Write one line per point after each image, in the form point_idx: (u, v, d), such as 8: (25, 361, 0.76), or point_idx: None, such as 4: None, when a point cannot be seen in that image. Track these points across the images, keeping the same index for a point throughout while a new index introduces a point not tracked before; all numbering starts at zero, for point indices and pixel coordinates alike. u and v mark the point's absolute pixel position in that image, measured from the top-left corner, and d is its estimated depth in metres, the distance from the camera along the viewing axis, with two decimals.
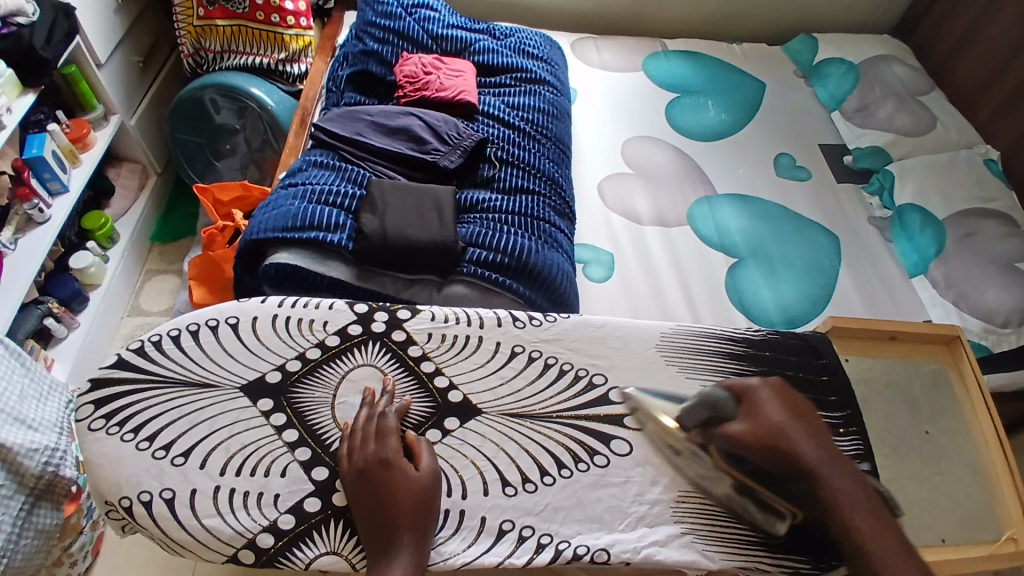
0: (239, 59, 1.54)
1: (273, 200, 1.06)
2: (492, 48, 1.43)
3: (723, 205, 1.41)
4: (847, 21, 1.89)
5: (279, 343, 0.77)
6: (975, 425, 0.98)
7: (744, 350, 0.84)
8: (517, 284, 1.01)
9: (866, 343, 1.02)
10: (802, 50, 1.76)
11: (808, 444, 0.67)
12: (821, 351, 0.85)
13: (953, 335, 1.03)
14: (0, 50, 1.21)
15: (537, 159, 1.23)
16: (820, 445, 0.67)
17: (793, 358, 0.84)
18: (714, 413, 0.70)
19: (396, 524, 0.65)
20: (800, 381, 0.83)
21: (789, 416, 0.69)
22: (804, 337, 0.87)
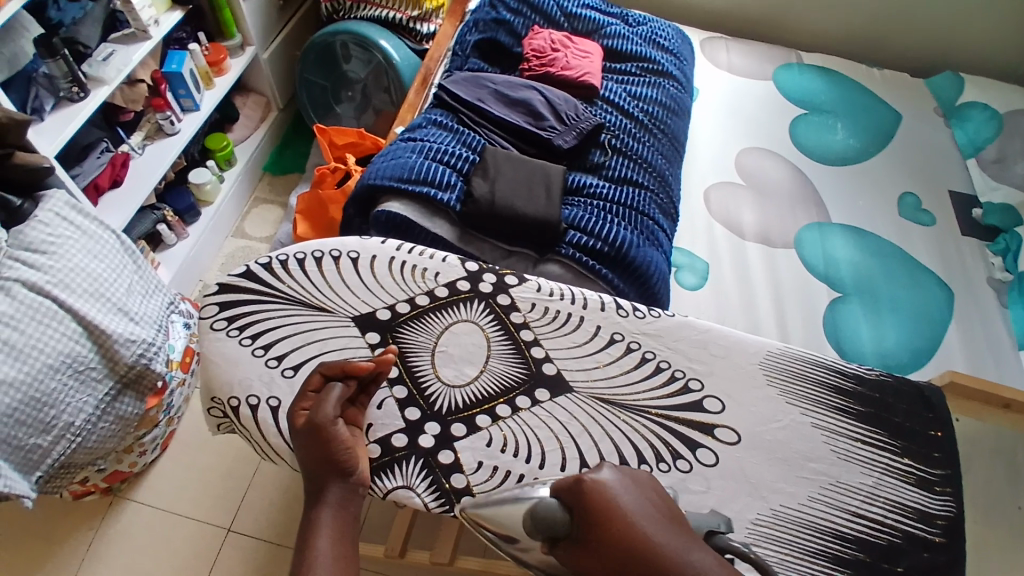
0: (374, 11, 1.60)
1: (392, 150, 1.10)
2: (623, 34, 1.40)
3: (835, 234, 1.33)
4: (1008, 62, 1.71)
5: (392, 285, 0.81)
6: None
7: (852, 387, 0.80)
8: (612, 274, 1.01)
9: (977, 405, 0.92)
10: (945, 87, 1.62)
11: (670, 540, 0.53)
12: (933, 404, 0.80)
13: None
14: None
15: (650, 153, 1.21)
16: (685, 542, 0.53)
17: (902, 405, 0.79)
18: (549, 529, 0.56)
19: (325, 471, 0.65)
20: (904, 429, 0.78)
21: (645, 511, 0.55)
22: (917, 384, 0.81)
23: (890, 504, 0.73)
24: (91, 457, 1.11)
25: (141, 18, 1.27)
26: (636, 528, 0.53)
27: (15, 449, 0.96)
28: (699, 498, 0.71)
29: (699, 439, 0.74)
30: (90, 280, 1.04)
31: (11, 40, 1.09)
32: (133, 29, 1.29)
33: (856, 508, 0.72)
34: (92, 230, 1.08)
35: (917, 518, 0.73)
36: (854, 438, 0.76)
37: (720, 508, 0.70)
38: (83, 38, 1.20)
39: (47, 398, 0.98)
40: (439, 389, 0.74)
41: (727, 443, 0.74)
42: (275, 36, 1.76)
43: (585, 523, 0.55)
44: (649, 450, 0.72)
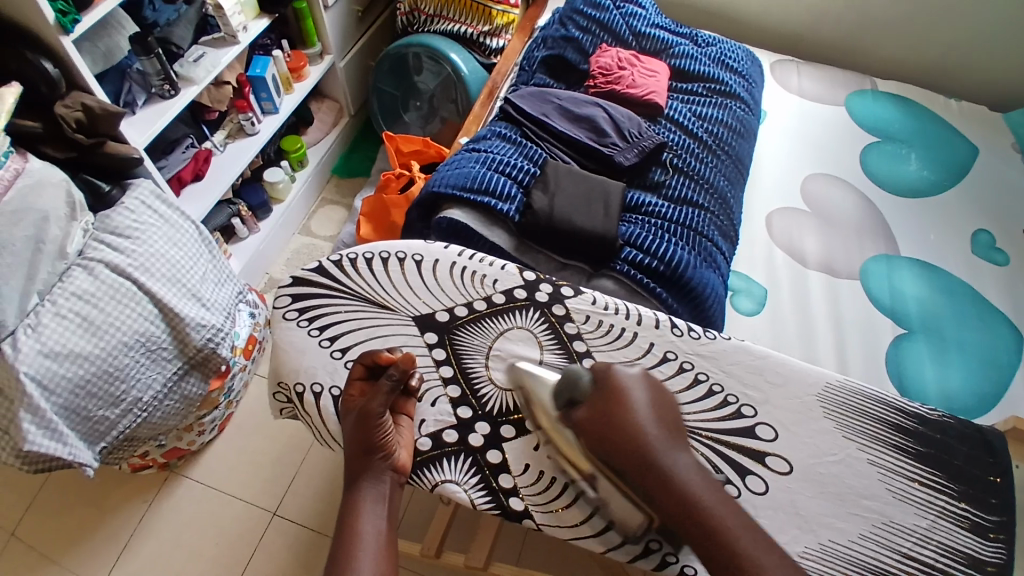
0: (446, 25, 1.66)
1: (457, 159, 1.14)
2: (692, 54, 1.40)
3: (902, 267, 1.28)
4: None
5: (452, 288, 0.84)
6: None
7: (914, 426, 0.76)
8: (666, 293, 1.00)
9: None
10: None
11: (664, 443, 0.63)
12: (996, 449, 0.75)
13: None
14: None
15: (712, 174, 1.20)
16: (679, 450, 0.64)
17: (964, 450, 0.75)
18: (573, 393, 0.68)
19: (364, 460, 0.69)
20: (964, 475, 0.74)
21: (655, 417, 0.65)
22: (980, 428, 0.77)
23: (944, 549, 0.69)
24: (153, 432, 1.19)
25: (231, 24, 1.37)
26: (640, 425, 0.63)
27: (84, 419, 1.03)
28: None
29: (748, 466, 0.72)
30: (168, 265, 1.12)
31: (107, 37, 1.19)
32: (223, 34, 1.39)
33: (908, 550, 0.69)
34: (174, 219, 1.17)
35: (972, 565, 0.69)
36: (911, 477, 0.73)
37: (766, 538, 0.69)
38: (176, 39, 1.29)
39: (118, 373, 1.05)
40: (492, 393, 0.77)
41: (778, 472, 0.72)
42: (352, 46, 1.86)
43: (601, 401, 0.65)
44: None
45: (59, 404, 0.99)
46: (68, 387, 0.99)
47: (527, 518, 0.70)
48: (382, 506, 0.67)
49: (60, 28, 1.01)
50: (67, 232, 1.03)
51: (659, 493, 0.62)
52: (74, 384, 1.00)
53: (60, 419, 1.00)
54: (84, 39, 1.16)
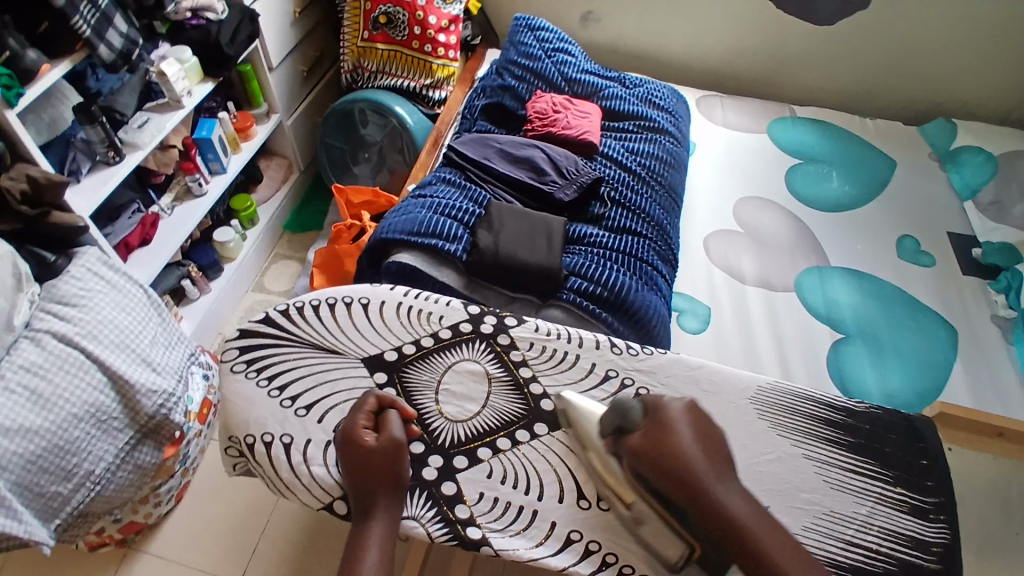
0: (389, 80, 1.73)
1: (403, 206, 1.18)
2: (620, 95, 1.49)
3: (833, 277, 1.36)
4: (1005, 112, 1.73)
5: (399, 328, 0.85)
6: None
7: (843, 419, 0.81)
8: (611, 317, 1.04)
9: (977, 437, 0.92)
10: (940, 133, 1.67)
11: (715, 471, 0.63)
12: (923, 436, 0.80)
13: None
14: (193, 41, 1.43)
15: (647, 204, 1.27)
16: (728, 480, 0.63)
17: (893, 438, 0.80)
18: (623, 424, 0.69)
19: (375, 491, 0.70)
20: (894, 461, 0.78)
21: (705, 444, 0.65)
22: (908, 418, 0.82)
23: (885, 534, 0.73)
24: (109, 506, 1.14)
25: (175, 90, 1.38)
26: (695, 450, 0.63)
27: (38, 495, 0.99)
28: None
29: None
30: (117, 331, 1.10)
31: (51, 107, 1.18)
32: (167, 100, 1.41)
33: (851, 537, 0.73)
34: (122, 285, 1.15)
35: (913, 546, 0.72)
36: (847, 467, 0.77)
37: None
38: (120, 107, 1.29)
39: (71, 446, 1.01)
40: (442, 425, 0.78)
41: None
42: (298, 105, 1.90)
43: (658, 427, 0.66)
44: None
45: (10, 481, 0.95)
46: (19, 463, 0.95)
47: (485, 544, 0.71)
48: (387, 534, 0.68)
49: (5, 102, 1.02)
50: (14, 303, 1.01)
51: (705, 519, 0.61)
52: (24, 459, 0.96)
53: (12, 497, 0.95)
54: (30, 111, 1.15)
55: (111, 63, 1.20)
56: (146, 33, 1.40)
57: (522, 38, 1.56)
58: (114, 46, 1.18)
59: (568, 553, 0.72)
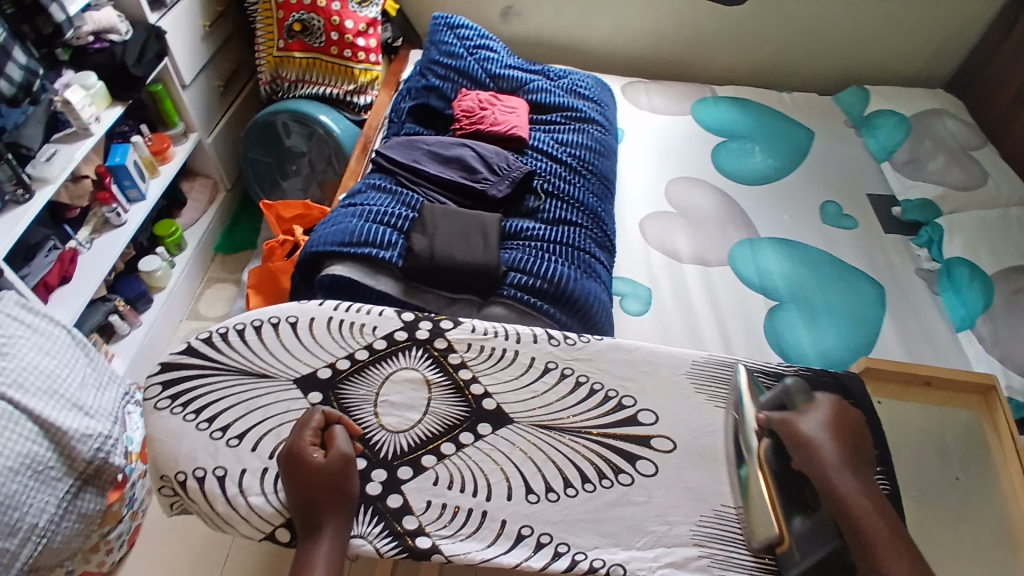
0: (312, 89, 1.68)
1: (333, 217, 1.15)
2: (545, 88, 1.50)
3: (764, 247, 1.42)
4: (907, 72, 1.84)
5: (333, 343, 0.83)
6: (1006, 482, 0.91)
7: (772, 383, 0.86)
8: (553, 308, 1.05)
9: (902, 387, 0.99)
10: (853, 102, 1.75)
11: (842, 467, 0.76)
12: (851, 391, 0.86)
13: (988, 384, 0.99)
14: (96, 65, 1.35)
15: (580, 193, 1.28)
16: (858, 476, 0.75)
17: (823, 395, 0.85)
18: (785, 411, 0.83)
19: (322, 511, 0.69)
20: (828, 418, 0.82)
21: (844, 448, 0.78)
22: (835, 376, 0.88)
23: None
24: (58, 558, 1.06)
25: (82, 117, 1.29)
26: (838, 448, 0.77)
27: None
28: (641, 508, 0.76)
29: (637, 452, 0.79)
30: (42, 377, 1.02)
31: None
32: (73, 128, 1.32)
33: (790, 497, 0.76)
34: (44, 328, 1.08)
35: None
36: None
37: (663, 515, 0.76)
38: (26, 141, 1.21)
39: (7, 502, 0.94)
40: (384, 438, 0.77)
41: (664, 451, 0.80)
42: (217, 122, 1.82)
43: (813, 419, 0.81)
44: (592, 468, 0.77)
45: None
46: None
47: (436, 552, 0.70)
48: (337, 553, 0.68)
49: None
50: None
51: (821, 494, 0.75)
52: None
53: None
54: None
55: (11, 98, 1.19)
56: (47, 62, 1.31)
57: (442, 37, 1.54)
58: (13, 80, 1.18)
59: (521, 549, 0.72)
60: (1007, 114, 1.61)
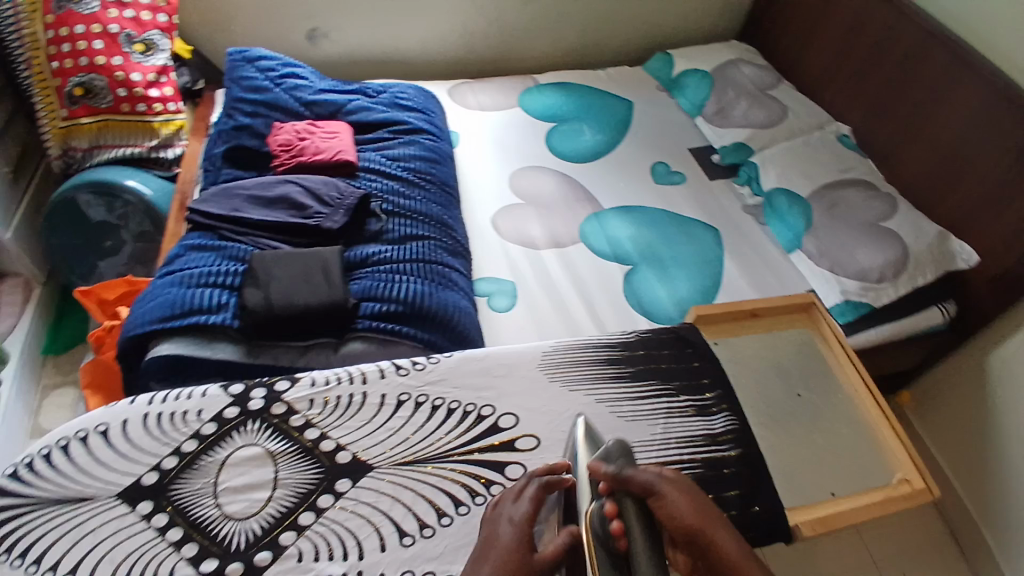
0: (109, 153, 1.50)
1: (151, 291, 1.05)
2: (365, 106, 1.46)
3: (610, 218, 1.48)
4: (703, 28, 2.01)
5: (152, 443, 0.81)
6: (845, 383, 1.05)
7: (620, 354, 0.98)
8: (414, 329, 1.02)
9: (731, 324, 1.10)
10: (661, 67, 1.87)
11: (723, 536, 0.72)
12: (690, 341, 1.00)
13: (808, 301, 1.14)
14: None
15: (423, 205, 1.26)
16: (729, 536, 0.72)
17: (665, 353, 0.99)
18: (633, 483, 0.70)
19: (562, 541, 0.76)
20: (671, 372, 0.97)
21: (700, 509, 0.73)
22: (675, 330, 1.02)
23: (682, 441, 0.90)
24: None
25: None
26: (708, 519, 0.72)
27: None
28: None
29: (506, 459, 0.84)
30: None
31: None
32: None
33: (656, 458, 0.88)
34: None
35: (708, 442, 0.91)
36: (634, 398, 0.93)
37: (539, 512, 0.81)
38: None
39: None
40: (230, 528, 0.76)
41: (529, 450, 0.86)
42: (13, 212, 1.57)
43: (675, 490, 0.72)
44: (462, 492, 0.81)
45: None
46: None
47: None
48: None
49: None
50: None
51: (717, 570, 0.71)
52: None
53: None
54: None
55: None
56: None
57: (243, 72, 1.44)
58: None
59: None
60: (792, 51, 1.80)
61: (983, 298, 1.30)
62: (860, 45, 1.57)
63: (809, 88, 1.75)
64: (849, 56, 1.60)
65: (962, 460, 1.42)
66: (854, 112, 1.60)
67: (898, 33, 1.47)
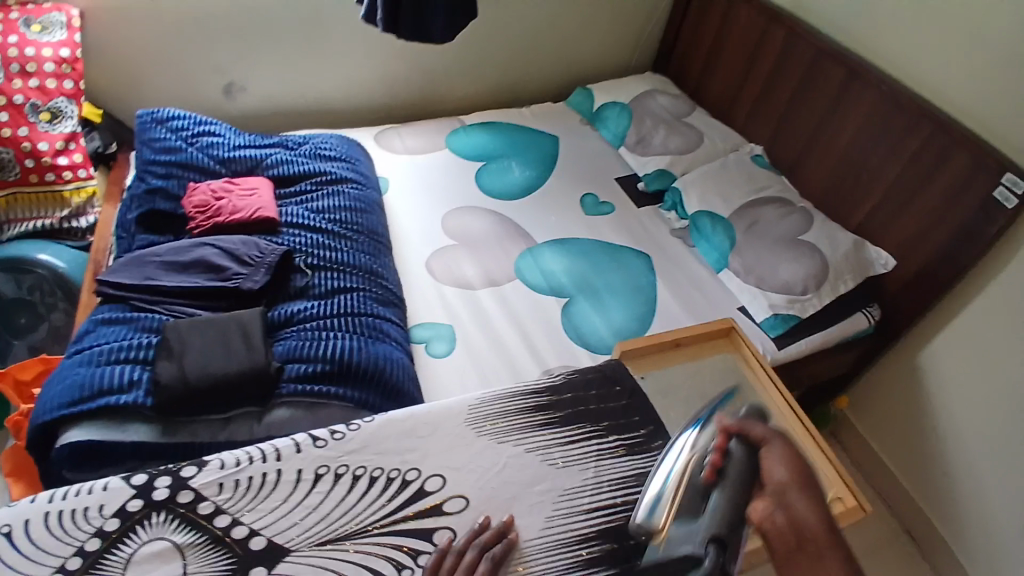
0: (19, 227, 1.41)
1: (58, 373, 0.97)
2: (285, 158, 1.43)
3: (544, 252, 1.49)
4: (617, 63, 2.09)
5: (54, 545, 0.73)
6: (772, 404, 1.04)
7: (546, 399, 0.95)
8: (345, 388, 0.99)
9: (654, 357, 1.08)
10: (582, 101, 1.93)
11: (800, 491, 0.70)
12: (615, 377, 0.99)
13: (728, 325, 1.14)
14: None
15: (349, 255, 1.23)
16: (807, 498, 0.69)
17: (593, 392, 0.97)
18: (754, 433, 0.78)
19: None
20: (600, 412, 0.95)
21: (792, 474, 0.73)
22: (598, 368, 1.00)
23: (614, 485, 0.87)
24: None
25: None
26: (799, 476, 0.72)
27: None
28: None
29: (433, 524, 0.80)
30: None
31: None
32: None
33: (588, 504, 0.85)
34: None
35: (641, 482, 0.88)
36: (564, 443, 0.91)
37: None
38: None
39: None
40: None
41: (458, 511, 0.82)
42: None
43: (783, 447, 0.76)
44: (387, 565, 0.76)
45: None
46: None
47: None
48: None
49: None
50: None
51: (775, 519, 0.68)
52: None
53: None
54: None
55: None
56: None
57: (153, 134, 1.39)
58: None
59: None
60: (701, 80, 1.89)
61: (900, 299, 1.36)
62: (760, 72, 1.67)
63: (720, 113, 1.84)
64: (753, 82, 1.70)
65: (907, 458, 1.47)
66: (762, 133, 1.69)
67: (794, 57, 1.56)
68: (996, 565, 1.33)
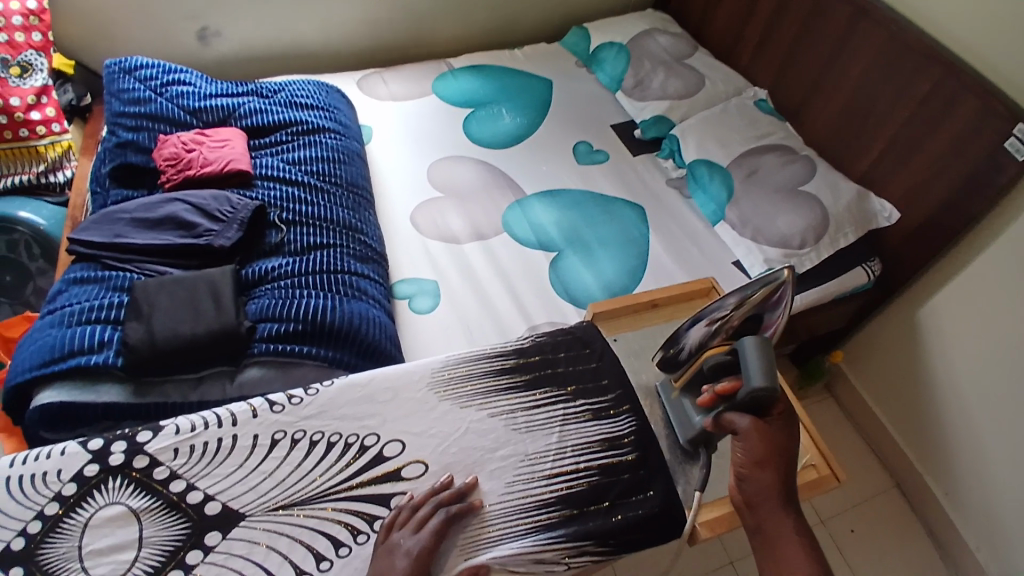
0: None
1: (30, 335, 0.96)
2: (259, 107, 1.36)
3: (533, 204, 1.44)
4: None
5: (16, 507, 0.74)
6: None
7: (514, 363, 0.94)
8: (318, 347, 0.97)
9: (632, 317, 1.08)
10: (578, 42, 1.83)
11: (772, 484, 0.74)
12: (588, 341, 0.99)
13: (708, 286, 1.13)
14: None
15: (325, 209, 1.18)
16: (780, 494, 0.73)
17: (563, 354, 0.96)
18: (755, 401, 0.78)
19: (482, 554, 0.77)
20: (568, 374, 0.94)
21: (773, 461, 0.75)
22: (572, 331, 1.00)
23: (579, 449, 0.87)
24: None
25: None
26: (779, 467, 0.75)
27: None
28: None
29: (391, 489, 0.81)
30: None
31: None
32: None
33: (550, 469, 0.85)
34: None
35: (607, 447, 0.88)
36: (528, 407, 0.90)
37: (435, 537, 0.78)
38: None
39: None
40: None
41: (416, 477, 0.82)
42: None
43: (761, 428, 0.77)
44: (342, 531, 0.77)
45: None
46: None
47: None
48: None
49: None
50: None
51: (753, 504, 0.74)
52: None
53: None
54: None
55: None
56: None
57: (121, 84, 1.33)
58: None
59: None
60: (703, 17, 1.77)
61: (902, 250, 1.31)
62: (766, 7, 1.55)
63: (723, 54, 1.73)
64: (757, 19, 1.58)
65: (900, 411, 1.46)
66: (766, 75, 1.59)
67: None
68: (985, 518, 1.33)
